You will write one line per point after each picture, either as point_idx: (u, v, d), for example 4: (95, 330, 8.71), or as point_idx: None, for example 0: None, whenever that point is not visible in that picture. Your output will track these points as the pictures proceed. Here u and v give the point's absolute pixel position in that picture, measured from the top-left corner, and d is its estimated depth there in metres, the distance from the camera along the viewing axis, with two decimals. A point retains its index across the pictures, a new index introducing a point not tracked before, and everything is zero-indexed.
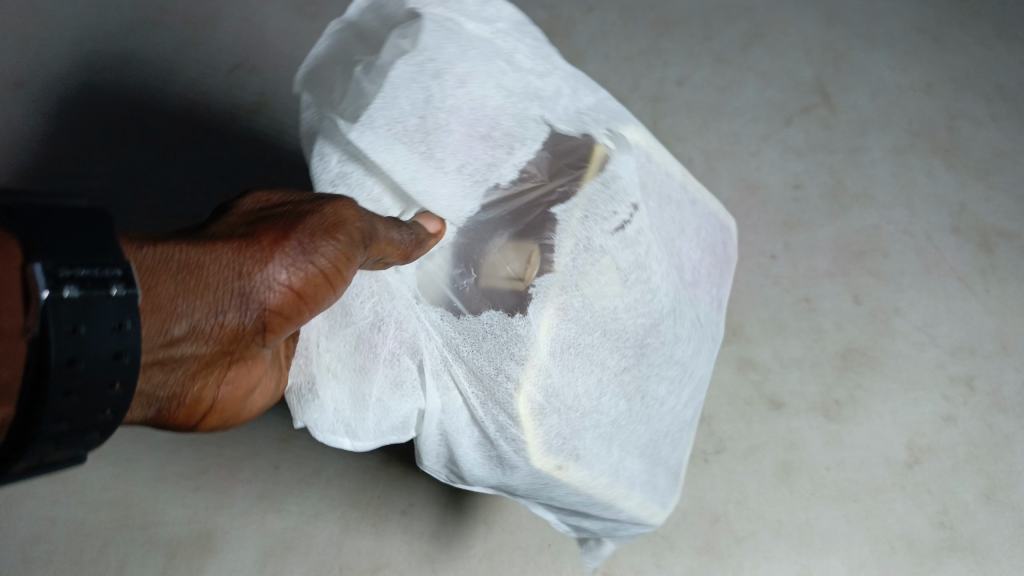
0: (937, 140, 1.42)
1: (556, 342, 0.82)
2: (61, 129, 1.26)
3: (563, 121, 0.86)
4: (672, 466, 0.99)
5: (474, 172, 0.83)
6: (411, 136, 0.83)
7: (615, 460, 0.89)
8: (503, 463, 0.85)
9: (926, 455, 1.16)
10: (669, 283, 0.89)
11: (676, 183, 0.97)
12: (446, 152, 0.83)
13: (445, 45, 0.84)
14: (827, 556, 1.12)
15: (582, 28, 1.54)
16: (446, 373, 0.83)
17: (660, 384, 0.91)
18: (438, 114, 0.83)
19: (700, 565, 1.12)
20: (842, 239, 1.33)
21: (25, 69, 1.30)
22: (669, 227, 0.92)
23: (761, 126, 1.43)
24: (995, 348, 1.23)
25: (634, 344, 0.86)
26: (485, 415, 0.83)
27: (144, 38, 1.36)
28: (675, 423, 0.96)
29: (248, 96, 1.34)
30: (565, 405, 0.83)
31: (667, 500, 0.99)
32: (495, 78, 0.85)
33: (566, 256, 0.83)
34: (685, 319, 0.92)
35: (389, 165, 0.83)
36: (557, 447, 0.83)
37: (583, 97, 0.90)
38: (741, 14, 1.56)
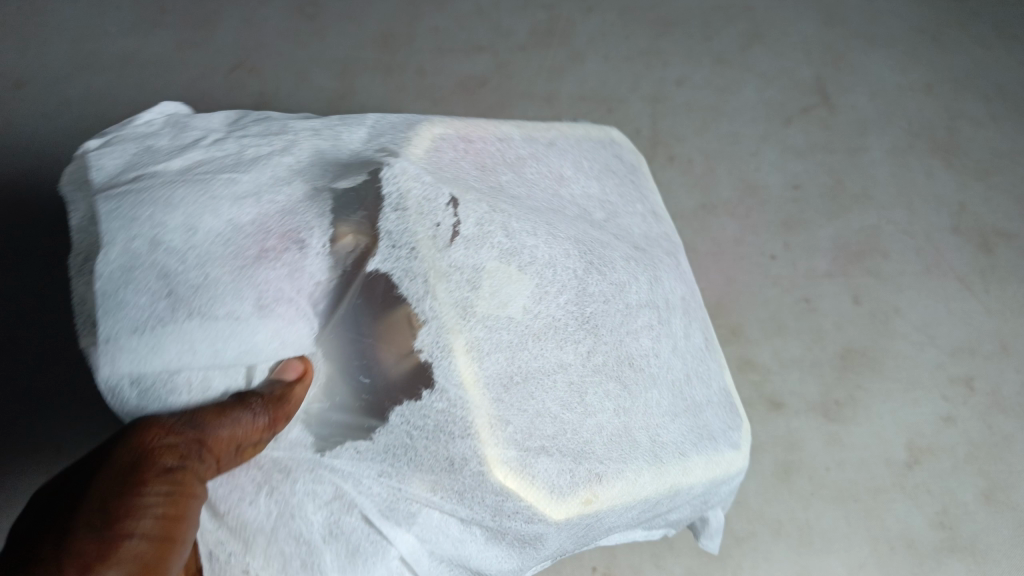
0: (937, 140, 1.42)
1: (486, 381, 0.62)
2: (66, 131, 1.34)
3: (320, 172, 0.65)
4: (716, 407, 0.87)
5: (272, 301, 0.59)
6: (159, 323, 0.58)
7: (645, 450, 0.72)
8: (527, 540, 0.65)
9: (925, 456, 1.16)
10: (573, 232, 0.74)
11: (521, 134, 0.83)
12: (226, 290, 0.59)
13: (143, 153, 0.70)
14: (826, 556, 1.09)
15: (582, 29, 1.54)
16: (403, 499, 0.61)
17: (635, 344, 0.75)
18: (195, 257, 0.60)
19: (700, 567, 1.08)
20: (842, 239, 1.33)
21: (35, 79, 1.41)
22: (546, 182, 0.79)
23: (760, 126, 1.43)
24: (995, 348, 1.23)
25: (574, 325, 0.70)
26: (471, 510, 0.61)
27: (146, 42, 1.49)
28: (675, 374, 0.81)
29: (248, 95, 1.44)
30: (543, 436, 0.64)
31: (729, 435, 0.86)
32: (212, 166, 0.66)
33: (445, 291, 0.62)
34: (616, 261, 0.76)
35: (146, 347, 0.58)
36: (568, 481, 0.65)
37: (340, 132, 0.70)
38: (741, 15, 1.56)
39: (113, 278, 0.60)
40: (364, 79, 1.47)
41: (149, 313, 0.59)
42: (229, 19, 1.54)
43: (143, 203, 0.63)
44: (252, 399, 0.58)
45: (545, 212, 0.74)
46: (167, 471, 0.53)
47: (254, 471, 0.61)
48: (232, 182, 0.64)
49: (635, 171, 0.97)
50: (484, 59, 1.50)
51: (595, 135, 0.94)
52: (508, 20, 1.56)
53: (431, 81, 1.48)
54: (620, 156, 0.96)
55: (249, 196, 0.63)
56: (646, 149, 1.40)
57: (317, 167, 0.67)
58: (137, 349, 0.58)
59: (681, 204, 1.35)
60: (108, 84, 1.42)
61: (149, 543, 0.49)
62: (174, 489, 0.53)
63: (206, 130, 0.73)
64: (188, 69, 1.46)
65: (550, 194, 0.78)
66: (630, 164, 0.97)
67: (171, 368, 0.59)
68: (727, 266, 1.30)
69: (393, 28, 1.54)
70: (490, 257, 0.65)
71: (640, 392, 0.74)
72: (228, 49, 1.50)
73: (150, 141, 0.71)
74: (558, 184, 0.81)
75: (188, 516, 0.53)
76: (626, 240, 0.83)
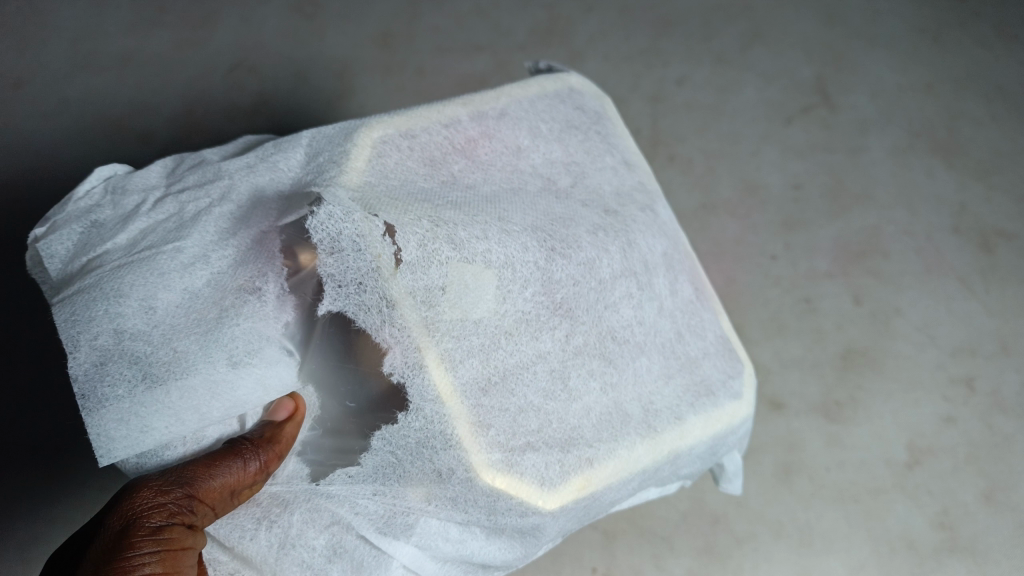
0: (938, 141, 1.42)
1: (462, 389, 0.64)
2: (65, 129, 1.34)
3: (267, 214, 0.68)
4: (713, 358, 0.87)
5: (244, 353, 0.61)
6: (132, 404, 0.59)
7: (636, 423, 0.75)
8: (528, 529, 0.69)
9: (926, 456, 1.15)
10: (527, 217, 0.74)
11: (466, 109, 0.82)
12: (194, 355, 0.60)
13: (97, 230, 0.70)
14: (826, 556, 1.08)
15: (582, 28, 1.54)
16: (400, 513, 0.65)
17: (615, 318, 0.76)
18: (157, 334, 0.61)
19: (700, 567, 1.07)
20: (842, 239, 1.32)
21: (33, 78, 1.40)
22: (509, 171, 0.81)
23: (761, 125, 1.43)
24: (995, 349, 1.23)
25: (545, 316, 0.71)
26: (465, 511, 0.66)
27: (147, 41, 1.48)
28: (664, 339, 0.81)
29: (248, 95, 1.44)
30: (525, 432, 0.67)
31: (730, 379, 0.86)
32: (164, 229, 0.68)
33: (407, 313, 0.62)
34: (580, 240, 0.76)
35: (136, 427, 0.60)
36: (556, 473, 0.68)
37: (271, 163, 0.72)
38: (741, 14, 1.56)
39: (85, 375, 0.59)
40: (364, 80, 1.48)
41: (127, 398, 0.59)
42: (229, 19, 1.53)
43: (93, 297, 0.61)
44: (241, 446, 0.61)
45: (503, 202, 0.75)
46: (154, 532, 0.56)
47: (253, 507, 0.64)
48: (177, 251, 0.65)
49: (602, 117, 0.94)
50: (484, 59, 1.50)
51: (537, 87, 0.90)
52: (508, 19, 1.55)
53: (431, 81, 1.48)
54: (569, 101, 0.92)
55: (198, 261, 0.65)
56: (647, 148, 1.40)
57: (267, 210, 0.68)
58: (121, 433, 0.59)
59: (681, 203, 1.35)
60: (106, 83, 1.42)
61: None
62: (165, 546, 0.56)
63: (144, 190, 0.74)
64: (187, 68, 1.46)
65: (511, 177, 0.80)
66: (583, 111, 0.92)
67: (158, 439, 0.61)
68: (728, 266, 1.30)
69: (392, 27, 1.54)
70: (443, 271, 0.64)
71: (629, 364, 0.77)
72: (227, 49, 1.49)
73: (83, 225, 0.70)
74: (518, 168, 0.82)
75: (187, 562, 0.58)
76: (596, 204, 0.83)
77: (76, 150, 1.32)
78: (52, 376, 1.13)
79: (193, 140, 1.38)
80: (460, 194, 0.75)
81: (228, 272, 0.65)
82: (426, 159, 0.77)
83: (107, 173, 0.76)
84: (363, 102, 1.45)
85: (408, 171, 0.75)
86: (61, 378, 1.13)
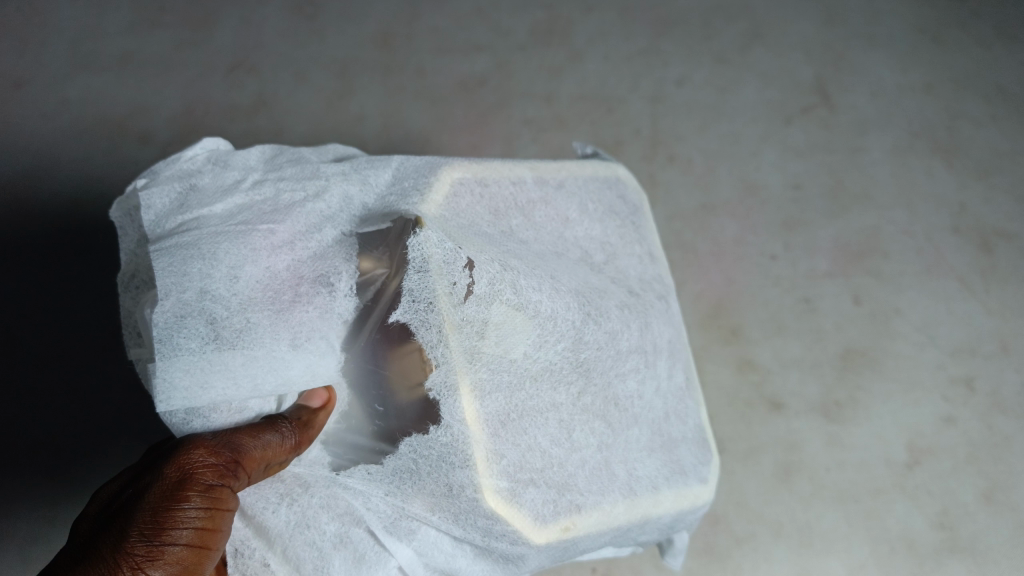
0: (938, 140, 1.42)
1: (485, 418, 0.63)
2: (64, 130, 1.37)
3: (349, 224, 0.70)
4: (689, 442, 0.88)
5: (305, 337, 0.63)
6: (205, 365, 0.61)
7: (620, 483, 0.74)
8: (510, 560, 0.68)
9: (926, 456, 1.15)
10: (572, 280, 0.74)
11: (533, 174, 0.82)
12: (265, 333, 0.62)
13: (193, 189, 0.71)
14: (825, 556, 1.09)
15: (582, 28, 1.53)
16: (405, 517, 0.65)
17: (626, 383, 0.79)
18: (237, 300, 0.63)
19: (699, 566, 1.09)
20: (842, 239, 1.32)
21: (34, 78, 1.42)
22: (548, 221, 0.81)
23: (760, 125, 1.43)
24: (995, 349, 1.23)
25: (568, 373, 0.72)
26: (461, 526, 0.65)
27: (145, 40, 1.48)
28: (654, 405, 0.84)
29: (247, 96, 1.45)
30: (534, 468, 0.67)
31: (704, 470, 0.86)
32: (256, 209, 0.70)
33: (457, 341, 0.62)
34: (610, 309, 0.76)
35: (200, 388, 0.62)
36: (552, 511, 0.67)
37: (368, 178, 0.74)
38: (741, 13, 1.55)
39: (165, 324, 0.61)
40: (364, 80, 1.47)
41: (199, 353, 0.61)
42: (229, 19, 1.53)
43: (189, 254, 0.64)
44: (281, 422, 0.62)
45: (550, 261, 0.76)
46: (206, 487, 0.55)
47: (277, 483, 0.65)
48: (270, 234, 0.66)
49: (641, 209, 0.94)
50: (484, 60, 1.50)
51: (590, 173, 0.89)
52: (508, 20, 1.54)
53: (431, 81, 1.48)
54: (625, 190, 0.93)
55: (286, 247, 0.67)
56: (646, 149, 1.41)
57: (352, 221, 0.71)
58: (185, 384, 0.61)
59: (681, 204, 1.35)
60: (107, 83, 1.43)
61: (191, 550, 0.52)
62: (212, 504, 0.55)
63: (245, 169, 0.74)
64: (187, 69, 1.47)
65: (555, 241, 0.80)
66: (630, 205, 0.93)
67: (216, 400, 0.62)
68: (727, 266, 1.30)
69: (392, 26, 1.53)
70: (501, 312, 0.65)
71: (622, 428, 0.77)
72: (226, 48, 1.50)
73: (186, 185, 0.71)
74: (562, 232, 0.82)
75: (223, 527, 0.55)
76: (622, 285, 0.84)
77: (73, 151, 1.34)
78: (50, 378, 1.15)
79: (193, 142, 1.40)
80: (513, 245, 0.74)
81: (309, 261, 0.67)
82: (491, 211, 0.76)
83: (213, 145, 0.77)
84: (363, 102, 1.45)
85: (467, 217, 0.73)
86: (59, 381, 1.16)
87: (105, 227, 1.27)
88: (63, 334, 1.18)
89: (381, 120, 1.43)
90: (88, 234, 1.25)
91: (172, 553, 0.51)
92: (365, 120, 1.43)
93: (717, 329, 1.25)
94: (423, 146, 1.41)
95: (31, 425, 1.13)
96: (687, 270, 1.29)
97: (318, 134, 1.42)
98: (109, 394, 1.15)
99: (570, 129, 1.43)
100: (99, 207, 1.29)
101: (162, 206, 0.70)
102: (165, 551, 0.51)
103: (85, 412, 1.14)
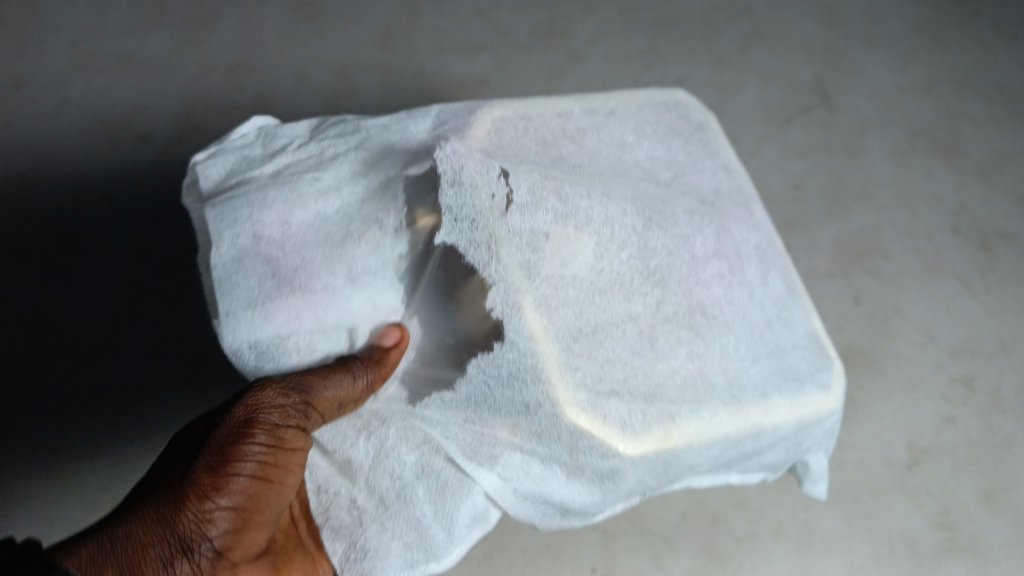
0: (938, 141, 1.42)
1: (555, 334, 0.68)
2: (64, 129, 1.40)
3: (393, 155, 0.74)
4: (802, 349, 0.86)
5: (357, 269, 0.70)
6: (249, 315, 0.69)
7: (720, 392, 0.76)
8: (607, 477, 0.70)
9: (926, 456, 1.15)
10: (627, 191, 0.80)
11: (583, 108, 0.87)
12: (303, 304, 0.70)
13: (245, 159, 0.78)
14: (826, 557, 1.08)
15: (582, 28, 1.54)
16: (485, 442, 0.70)
17: (705, 293, 0.80)
18: (289, 244, 0.71)
19: (700, 567, 1.07)
20: (842, 239, 1.32)
21: (34, 78, 1.46)
22: (606, 152, 0.85)
23: (760, 125, 1.43)
24: (995, 348, 1.23)
25: (640, 280, 0.75)
26: (545, 448, 0.68)
27: (146, 42, 1.51)
28: (749, 321, 0.83)
29: (248, 96, 1.46)
30: (611, 379, 0.70)
31: (821, 374, 0.84)
32: (303, 164, 0.76)
33: (509, 252, 0.66)
34: (676, 216, 0.82)
35: (262, 323, 0.69)
36: (641, 420, 0.70)
37: (410, 122, 0.77)
38: (741, 14, 1.56)
39: (225, 267, 0.70)
40: (364, 80, 1.48)
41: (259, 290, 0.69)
42: (228, 19, 1.54)
43: (243, 204, 0.72)
44: (352, 363, 0.69)
45: (604, 179, 0.79)
46: (270, 429, 0.68)
47: (355, 418, 0.75)
48: (314, 181, 0.74)
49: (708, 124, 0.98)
50: (484, 59, 1.50)
51: (649, 98, 0.94)
52: (508, 20, 1.55)
53: (431, 81, 1.48)
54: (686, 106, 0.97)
55: (332, 192, 0.73)
56: None
57: (385, 158, 0.74)
58: (249, 317, 0.69)
59: None
60: (106, 83, 1.46)
61: (254, 477, 0.68)
62: (275, 442, 0.69)
63: (292, 138, 0.80)
64: (187, 70, 1.49)
65: (614, 164, 0.84)
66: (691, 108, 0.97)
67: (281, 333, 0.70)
68: None
69: (392, 27, 1.54)
70: (553, 223, 0.70)
71: (716, 337, 0.79)
72: (227, 49, 1.51)
73: (240, 152, 0.79)
74: (621, 156, 0.86)
75: (292, 456, 0.71)
76: (693, 196, 0.88)
77: (74, 151, 1.38)
78: (50, 378, 1.20)
79: (193, 141, 1.41)
80: (570, 169, 0.78)
81: (342, 215, 0.72)
82: (542, 140, 0.81)
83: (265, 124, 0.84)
84: (363, 102, 1.45)
85: (517, 142, 0.78)
86: (59, 380, 1.20)
87: (105, 228, 1.31)
88: (62, 336, 1.23)
89: (380, 120, 1.43)
90: (85, 237, 1.30)
91: (239, 480, 0.67)
92: (364, 119, 1.43)
93: None
94: None
95: (32, 425, 1.16)
96: None
97: None
98: (109, 394, 1.19)
99: None
100: (98, 207, 1.33)
101: (220, 174, 0.77)
102: (232, 479, 0.67)
103: (87, 410, 1.18)
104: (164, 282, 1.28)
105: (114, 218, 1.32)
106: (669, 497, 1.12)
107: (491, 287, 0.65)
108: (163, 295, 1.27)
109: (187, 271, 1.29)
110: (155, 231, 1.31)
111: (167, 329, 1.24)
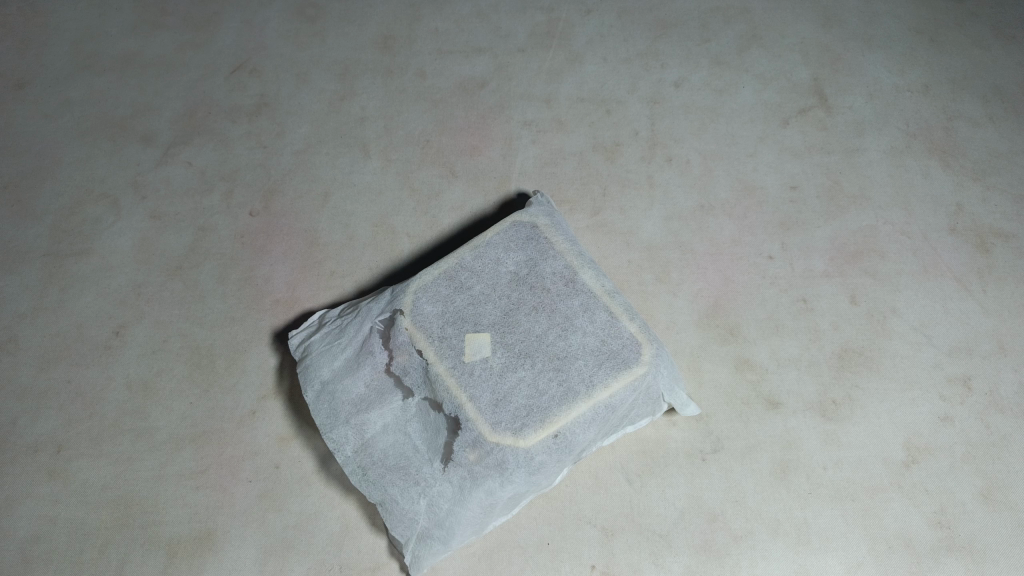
0: (935, 140, 1.43)
1: (454, 389, 0.97)
2: (65, 129, 1.43)
3: (382, 318, 1.05)
4: (622, 340, 1.00)
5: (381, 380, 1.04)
6: (331, 408, 1.05)
7: (568, 395, 0.96)
8: (501, 466, 0.95)
9: (923, 455, 1.16)
10: (497, 302, 1.02)
11: (471, 250, 1.06)
12: (359, 402, 1.04)
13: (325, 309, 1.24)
14: (824, 555, 1.09)
15: (581, 30, 1.55)
16: (426, 472, 1.00)
17: (558, 331, 1.00)
18: (335, 370, 1.07)
19: (699, 564, 1.09)
20: (839, 239, 1.33)
21: (34, 78, 1.49)
22: (493, 271, 1.05)
23: (758, 126, 1.44)
24: (992, 348, 1.24)
25: (513, 352, 0.99)
26: (463, 464, 0.97)
27: (147, 43, 1.53)
28: (589, 333, 1.00)
29: (249, 98, 1.47)
30: (497, 405, 0.96)
31: (635, 353, 0.99)
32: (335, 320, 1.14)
33: (437, 361, 0.98)
34: (531, 304, 1.02)
35: (325, 417, 1.05)
36: (528, 425, 0.95)
37: (386, 299, 1.06)
38: (738, 15, 1.57)
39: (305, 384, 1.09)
40: (365, 81, 1.49)
41: (320, 393, 1.07)
42: (230, 20, 1.56)
43: (313, 345, 1.13)
44: None
45: (480, 304, 1.02)
46: None
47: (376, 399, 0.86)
48: (346, 331, 1.09)
49: (539, 226, 1.08)
50: (484, 61, 1.51)
51: (549, 203, 1.16)
52: (508, 21, 1.56)
53: (431, 82, 1.49)
54: (542, 199, 1.16)
55: (350, 332, 1.08)
56: (645, 150, 1.41)
57: (382, 329, 1.05)
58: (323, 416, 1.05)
59: (680, 204, 1.36)
60: (108, 84, 1.49)
61: None
62: None
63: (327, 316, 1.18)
64: (188, 70, 1.50)
65: (493, 279, 1.04)
66: (545, 213, 1.11)
67: (335, 427, 1.04)
68: (725, 266, 1.30)
69: (392, 29, 1.55)
70: (460, 342, 0.99)
71: (568, 358, 0.99)
72: (227, 49, 1.52)
73: (313, 333, 1.15)
74: (497, 272, 1.05)
75: None
76: (558, 284, 1.03)
77: (74, 151, 1.41)
78: (52, 377, 1.21)
79: (194, 142, 1.42)
80: (467, 305, 1.02)
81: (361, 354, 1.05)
82: (451, 283, 1.04)
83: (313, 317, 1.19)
84: (364, 104, 1.46)
85: (444, 314, 1.02)
86: (60, 379, 1.21)
87: (105, 226, 1.34)
88: (64, 334, 1.25)
89: (381, 121, 1.44)
90: (83, 237, 1.33)
91: None
92: (365, 121, 1.44)
93: (715, 329, 1.25)
94: (423, 146, 1.42)
95: (32, 425, 1.18)
96: (686, 269, 1.30)
97: (319, 134, 1.43)
98: (110, 394, 1.20)
99: (569, 129, 1.43)
100: (98, 206, 1.36)
101: (314, 313, 1.22)
102: None
103: (87, 410, 1.18)
104: (167, 282, 1.29)
105: (113, 218, 1.35)
106: (668, 494, 1.13)
107: (412, 379, 1.01)
108: (166, 295, 1.28)
109: (189, 272, 1.30)
110: (155, 230, 1.34)
111: (169, 328, 1.25)
